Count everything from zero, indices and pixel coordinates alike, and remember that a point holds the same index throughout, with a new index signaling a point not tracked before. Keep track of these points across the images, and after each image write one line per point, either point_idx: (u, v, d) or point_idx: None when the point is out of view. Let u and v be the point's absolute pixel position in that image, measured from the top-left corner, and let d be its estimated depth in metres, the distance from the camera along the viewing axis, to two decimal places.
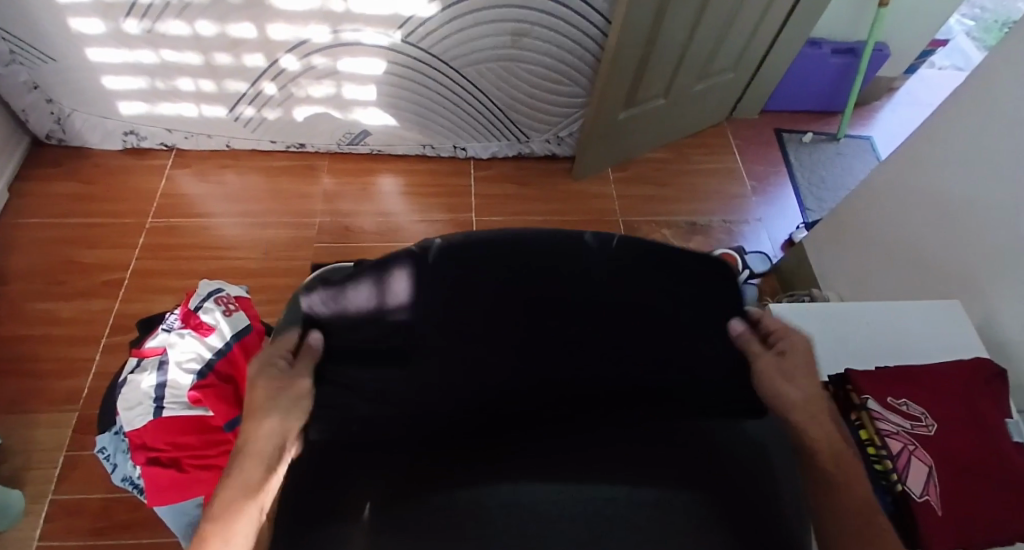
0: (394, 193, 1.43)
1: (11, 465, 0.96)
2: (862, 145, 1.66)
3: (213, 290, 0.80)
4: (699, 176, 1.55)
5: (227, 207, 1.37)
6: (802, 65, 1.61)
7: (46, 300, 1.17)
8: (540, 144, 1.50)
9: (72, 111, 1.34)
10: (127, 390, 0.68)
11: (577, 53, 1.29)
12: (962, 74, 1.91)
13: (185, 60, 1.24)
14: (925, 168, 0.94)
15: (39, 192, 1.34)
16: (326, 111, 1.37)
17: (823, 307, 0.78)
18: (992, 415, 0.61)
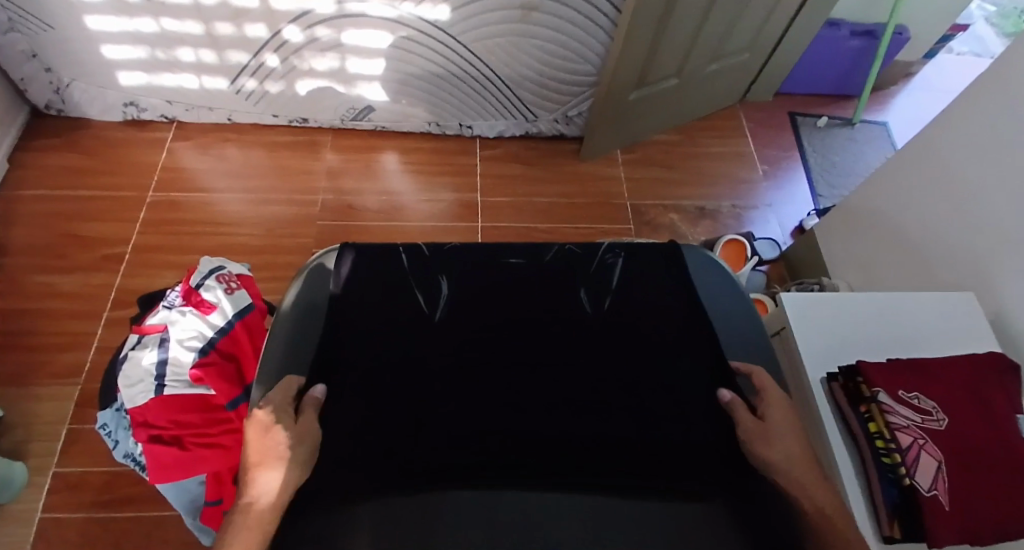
0: (398, 172, 1.41)
1: (15, 437, 0.97)
2: (877, 131, 1.62)
3: (215, 267, 0.79)
4: (709, 160, 1.52)
5: (229, 182, 1.35)
6: (820, 47, 1.56)
7: (46, 274, 1.17)
8: (548, 124, 1.47)
9: (71, 81, 1.31)
10: (128, 366, 0.68)
11: (589, 29, 1.25)
12: (981, 59, 1.86)
13: (185, 30, 1.20)
14: (943, 156, 0.91)
15: (39, 163, 1.32)
16: (329, 85, 1.34)
17: (834, 297, 0.76)
18: (1004, 411, 0.60)
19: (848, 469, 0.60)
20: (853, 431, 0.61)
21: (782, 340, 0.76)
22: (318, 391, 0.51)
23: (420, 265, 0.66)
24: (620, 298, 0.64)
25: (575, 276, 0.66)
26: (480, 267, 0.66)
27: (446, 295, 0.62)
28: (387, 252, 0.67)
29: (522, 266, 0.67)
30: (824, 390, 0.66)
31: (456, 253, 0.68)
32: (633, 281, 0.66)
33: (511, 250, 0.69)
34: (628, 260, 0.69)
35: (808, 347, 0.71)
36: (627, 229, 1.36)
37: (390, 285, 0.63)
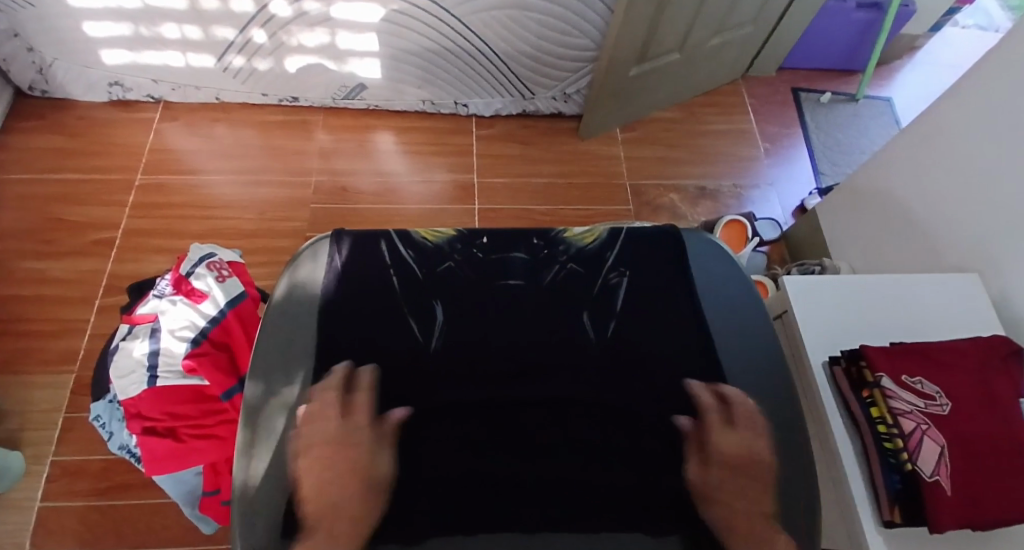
0: (392, 152, 1.38)
1: (10, 426, 0.96)
2: (880, 108, 1.59)
3: (206, 254, 0.77)
4: (710, 138, 1.48)
5: (219, 163, 1.31)
6: (826, 19, 1.51)
7: (36, 260, 1.14)
8: (546, 101, 1.43)
9: (53, 59, 1.26)
10: (119, 358, 0.67)
11: (588, 0, 1.20)
12: (989, 32, 1.81)
13: (168, 5, 1.15)
14: (951, 133, 0.88)
15: (23, 145, 1.28)
16: (320, 62, 1.29)
17: (837, 280, 0.75)
18: (1008, 396, 0.59)
19: (849, 453, 0.60)
20: (855, 417, 0.61)
21: (784, 324, 0.76)
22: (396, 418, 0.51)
23: (412, 288, 0.61)
24: (625, 325, 0.60)
25: (577, 299, 0.62)
26: (475, 292, 0.61)
27: (441, 326, 0.58)
28: (376, 272, 0.62)
29: (521, 289, 0.62)
30: (827, 375, 0.65)
31: (450, 276, 0.62)
32: (646, 304, 0.62)
33: (508, 270, 0.63)
34: (634, 282, 0.64)
35: (811, 331, 0.70)
36: (627, 210, 1.34)
37: (381, 311, 0.59)
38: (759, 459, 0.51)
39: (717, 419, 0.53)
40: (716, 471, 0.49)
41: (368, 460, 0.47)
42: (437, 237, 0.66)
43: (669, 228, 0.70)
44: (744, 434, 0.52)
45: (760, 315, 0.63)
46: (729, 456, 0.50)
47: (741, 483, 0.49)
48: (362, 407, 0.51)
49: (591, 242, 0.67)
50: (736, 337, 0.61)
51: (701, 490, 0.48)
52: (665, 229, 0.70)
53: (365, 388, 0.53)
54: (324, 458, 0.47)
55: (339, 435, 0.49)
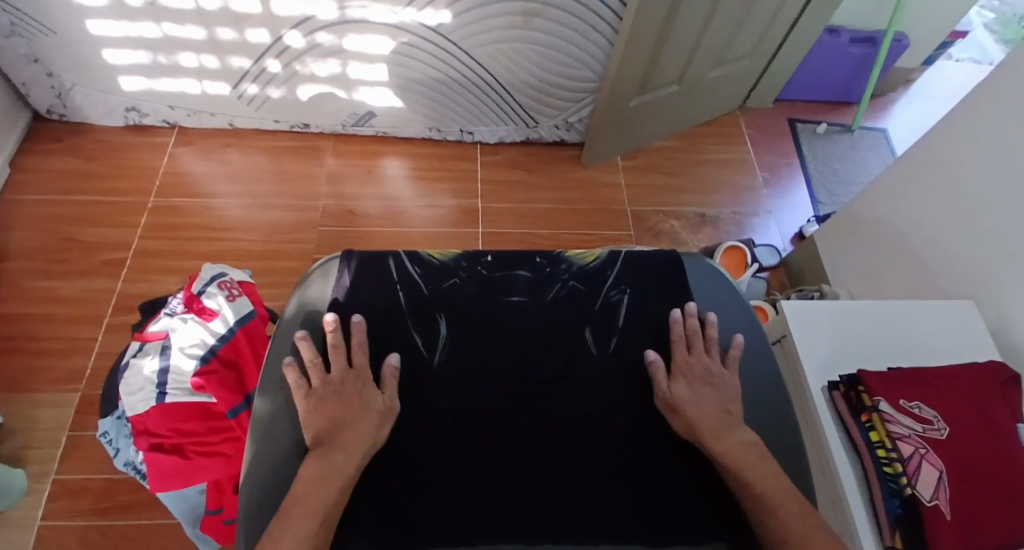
0: (399, 177, 1.41)
1: (14, 444, 0.96)
2: (877, 138, 1.63)
3: (217, 274, 0.79)
4: (710, 166, 1.52)
5: (230, 187, 1.35)
6: (819, 54, 1.56)
7: (48, 279, 1.16)
8: (549, 129, 1.47)
9: (73, 85, 1.31)
10: (129, 374, 0.68)
11: (588, 34, 1.25)
12: (981, 66, 1.86)
13: (187, 35, 1.20)
14: (944, 165, 0.91)
15: (41, 167, 1.32)
16: (331, 91, 1.34)
17: (834, 306, 0.76)
18: (1004, 421, 0.60)
19: (849, 479, 0.60)
20: (855, 441, 0.61)
21: (782, 349, 0.76)
22: (393, 359, 0.56)
23: (419, 304, 0.62)
24: (624, 340, 0.62)
25: (579, 314, 0.63)
26: (483, 307, 0.63)
27: (445, 340, 0.60)
28: (385, 288, 0.63)
29: (525, 305, 0.63)
30: (825, 399, 0.66)
31: (455, 292, 0.64)
32: (645, 318, 0.64)
33: (512, 287, 0.65)
34: (634, 299, 0.66)
35: (810, 356, 0.71)
36: (628, 236, 1.36)
37: (385, 324, 0.60)
38: (727, 382, 0.57)
39: (687, 346, 0.60)
40: (680, 383, 0.56)
41: (367, 398, 0.53)
42: (444, 255, 0.68)
43: (668, 253, 0.72)
44: (712, 361, 0.59)
45: (757, 334, 0.64)
46: (687, 369, 0.57)
47: (702, 389, 0.55)
48: (360, 355, 0.56)
49: (592, 260, 0.69)
50: (736, 356, 0.62)
51: (669, 400, 0.55)
52: (665, 253, 0.72)
53: (362, 337, 0.58)
54: (326, 401, 0.52)
55: (339, 379, 0.54)
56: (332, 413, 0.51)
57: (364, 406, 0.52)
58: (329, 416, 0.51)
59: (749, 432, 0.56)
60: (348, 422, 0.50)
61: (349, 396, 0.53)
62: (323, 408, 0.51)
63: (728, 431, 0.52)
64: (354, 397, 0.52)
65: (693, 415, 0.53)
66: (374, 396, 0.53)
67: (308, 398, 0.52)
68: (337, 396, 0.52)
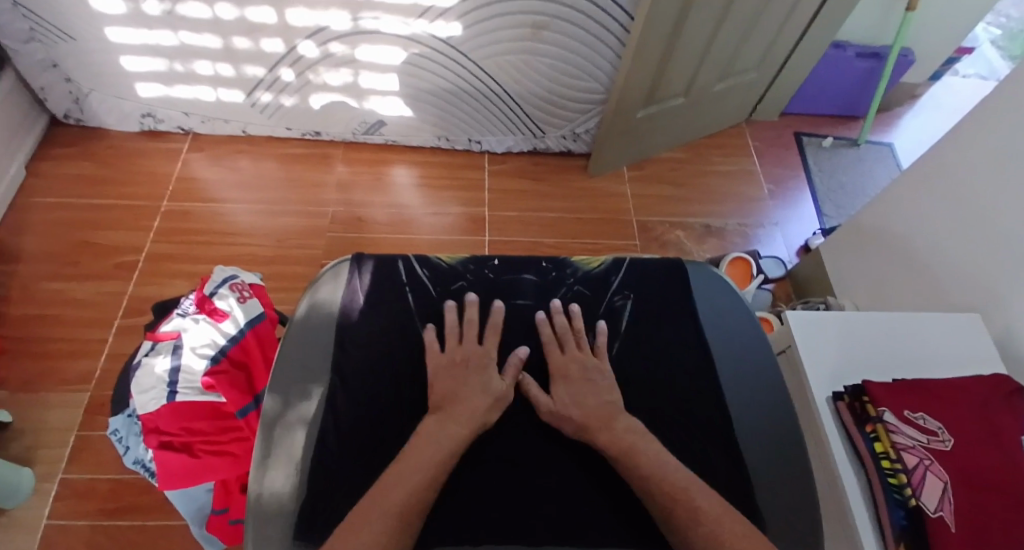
0: (408, 185, 1.43)
1: (23, 443, 0.98)
2: (883, 152, 1.63)
3: (229, 276, 0.80)
4: (716, 178, 1.53)
5: (241, 192, 1.37)
6: (825, 68, 1.57)
7: (61, 281, 1.18)
8: (556, 140, 1.49)
9: (90, 91, 1.34)
10: (141, 373, 0.69)
11: (596, 47, 1.26)
12: (988, 81, 1.87)
13: (204, 43, 1.23)
14: (950, 178, 0.91)
15: (57, 171, 1.35)
16: (342, 99, 1.36)
17: (838, 317, 0.76)
18: (1010, 434, 0.60)
19: (854, 490, 0.59)
20: (860, 451, 0.61)
21: (788, 359, 0.76)
22: (523, 351, 0.60)
23: (427, 307, 0.63)
24: (628, 345, 0.63)
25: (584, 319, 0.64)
26: (489, 310, 0.64)
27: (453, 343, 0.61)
28: (394, 290, 0.65)
29: (530, 308, 0.64)
30: (830, 410, 0.66)
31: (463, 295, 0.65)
32: (649, 322, 0.65)
33: (518, 292, 0.66)
34: (638, 305, 0.66)
35: (815, 366, 0.71)
36: (634, 246, 1.37)
37: (392, 327, 0.61)
38: (601, 370, 0.59)
39: (559, 346, 0.61)
40: (560, 389, 0.57)
41: (489, 377, 0.57)
42: (452, 259, 0.69)
43: (673, 260, 0.72)
44: (584, 354, 0.60)
45: (762, 342, 0.65)
46: (563, 371, 0.58)
47: (583, 392, 0.56)
48: (491, 336, 0.61)
49: (597, 266, 0.70)
50: (740, 363, 0.63)
51: (551, 409, 0.55)
52: (670, 261, 0.72)
53: (498, 321, 0.62)
54: (460, 370, 0.56)
55: (466, 352, 0.59)
56: (453, 382, 0.55)
57: (487, 383, 0.56)
58: (455, 385, 0.55)
59: (751, 441, 0.56)
60: (467, 395, 0.54)
61: (472, 370, 0.57)
62: (451, 374, 0.56)
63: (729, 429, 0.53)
64: (480, 375, 0.57)
65: (578, 416, 0.53)
66: (496, 380, 0.57)
67: (442, 358, 0.58)
68: (464, 368, 0.57)
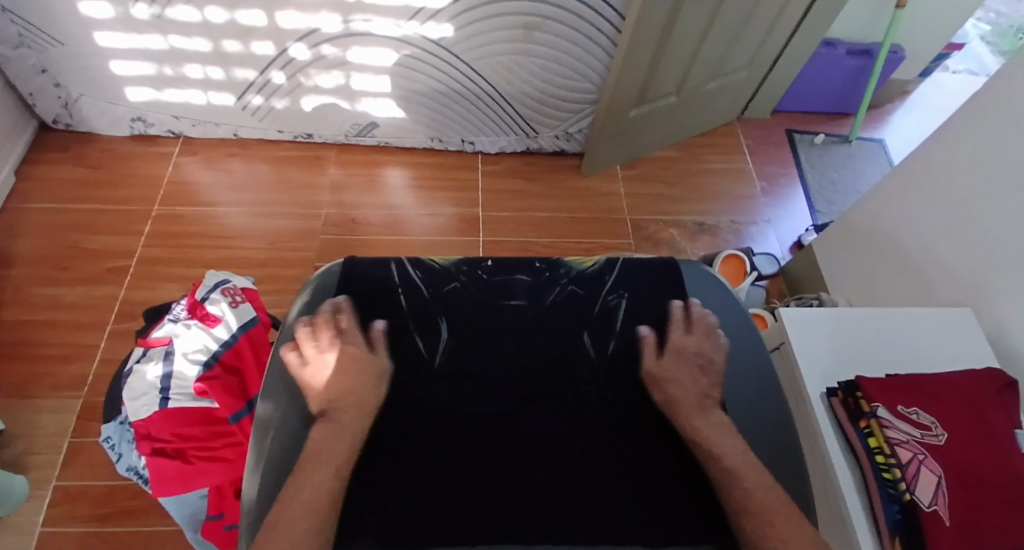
0: (401, 186, 1.43)
1: (15, 450, 0.97)
2: (874, 148, 1.64)
3: (220, 280, 0.79)
4: (708, 176, 1.53)
5: (233, 195, 1.36)
6: (817, 66, 1.58)
7: (52, 286, 1.17)
8: (549, 140, 1.49)
9: (79, 95, 1.33)
10: (132, 380, 0.68)
11: (588, 47, 1.27)
12: (978, 77, 1.88)
13: (194, 47, 1.22)
14: (940, 175, 0.92)
15: (46, 176, 1.34)
16: (334, 102, 1.36)
17: (831, 313, 0.77)
18: (1002, 427, 0.60)
19: (849, 486, 0.60)
20: (854, 447, 0.61)
21: (781, 356, 0.77)
22: (381, 324, 0.61)
23: (420, 307, 0.63)
24: (624, 345, 0.63)
25: (578, 318, 0.64)
26: (483, 310, 0.64)
27: (446, 343, 0.61)
28: (386, 291, 0.65)
29: (524, 308, 0.64)
30: (824, 405, 0.66)
31: (456, 296, 0.65)
32: (641, 319, 0.65)
33: (512, 291, 0.66)
34: (632, 304, 0.66)
35: (808, 362, 0.71)
36: (628, 244, 1.38)
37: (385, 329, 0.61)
38: (714, 360, 0.60)
39: (683, 326, 0.63)
40: (669, 360, 0.60)
41: (364, 364, 0.57)
42: (445, 261, 0.69)
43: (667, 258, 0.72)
44: (699, 343, 0.61)
45: (754, 339, 0.65)
46: (679, 348, 0.60)
47: (689, 370, 0.58)
48: (348, 329, 0.60)
49: (591, 265, 0.70)
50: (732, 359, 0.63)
51: (654, 374, 0.59)
52: (663, 260, 0.72)
53: (348, 317, 0.61)
54: (328, 370, 0.55)
55: (332, 347, 0.57)
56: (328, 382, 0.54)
57: (362, 370, 0.56)
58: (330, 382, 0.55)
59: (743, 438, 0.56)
60: (350, 387, 0.54)
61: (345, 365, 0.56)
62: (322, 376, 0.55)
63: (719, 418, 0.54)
64: (353, 360, 0.56)
65: (671, 391, 0.57)
66: (371, 359, 0.58)
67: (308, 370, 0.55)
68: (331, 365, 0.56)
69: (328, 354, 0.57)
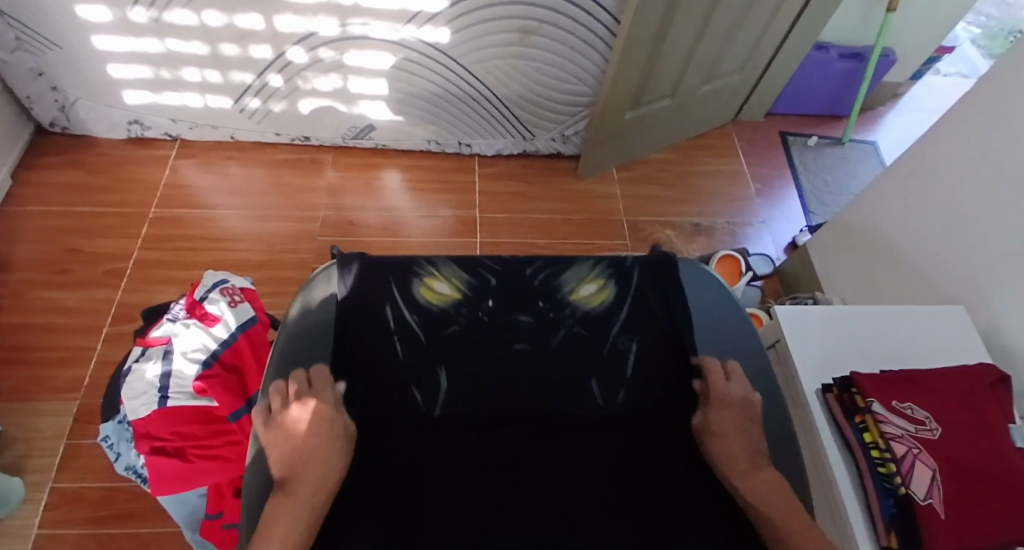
0: (398, 188, 1.43)
1: (11, 453, 0.96)
2: (867, 150, 1.66)
3: (219, 280, 0.80)
4: (703, 178, 1.55)
5: (231, 198, 1.36)
6: (809, 69, 1.60)
7: (49, 289, 1.17)
8: (546, 142, 1.50)
9: (76, 99, 1.33)
10: (132, 379, 0.68)
11: (584, 51, 1.28)
12: (968, 80, 1.91)
13: (191, 50, 1.23)
14: (932, 174, 0.93)
15: (43, 179, 1.34)
16: (332, 105, 1.37)
17: (825, 310, 0.78)
18: (996, 421, 0.61)
19: (844, 478, 0.60)
20: (849, 442, 0.62)
21: (776, 354, 0.77)
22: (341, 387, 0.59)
23: (417, 353, 0.65)
24: (633, 391, 0.65)
25: (585, 364, 0.67)
26: (491, 356, 0.66)
27: (447, 391, 0.63)
28: (383, 335, 0.66)
29: (527, 353, 0.67)
30: (820, 401, 0.67)
31: (459, 339, 0.67)
32: (647, 365, 0.67)
33: (516, 333, 0.68)
34: (640, 348, 0.68)
35: (803, 360, 0.72)
36: (624, 245, 1.39)
37: (385, 361, 0.64)
38: (752, 405, 0.60)
39: (723, 374, 0.63)
40: (716, 410, 0.59)
41: (330, 425, 0.54)
42: (441, 300, 0.70)
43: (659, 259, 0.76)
44: (743, 390, 0.61)
45: (750, 340, 0.68)
46: (725, 397, 0.60)
47: (737, 419, 0.58)
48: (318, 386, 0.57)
49: (597, 304, 0.72)
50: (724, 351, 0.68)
51: (703, 426, 0.59)
52: (647, 260, 0.76)
53: (320, 378, 0.59)
54: (291, 431, 0.53)
55: (298, 404, 0.54)
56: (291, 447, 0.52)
57: (328, 433, 0.53)
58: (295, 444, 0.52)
59: None
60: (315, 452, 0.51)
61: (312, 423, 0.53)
62: (285, 439, 0.52)
63: (756, 467, 0.54)
64: (318, 417, 0.53)
65: (721, 445, 0.57)
66: (335, 419, 0.55)
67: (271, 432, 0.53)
68: (293, 423, 0.53)
69: (290, 410, 0.54)
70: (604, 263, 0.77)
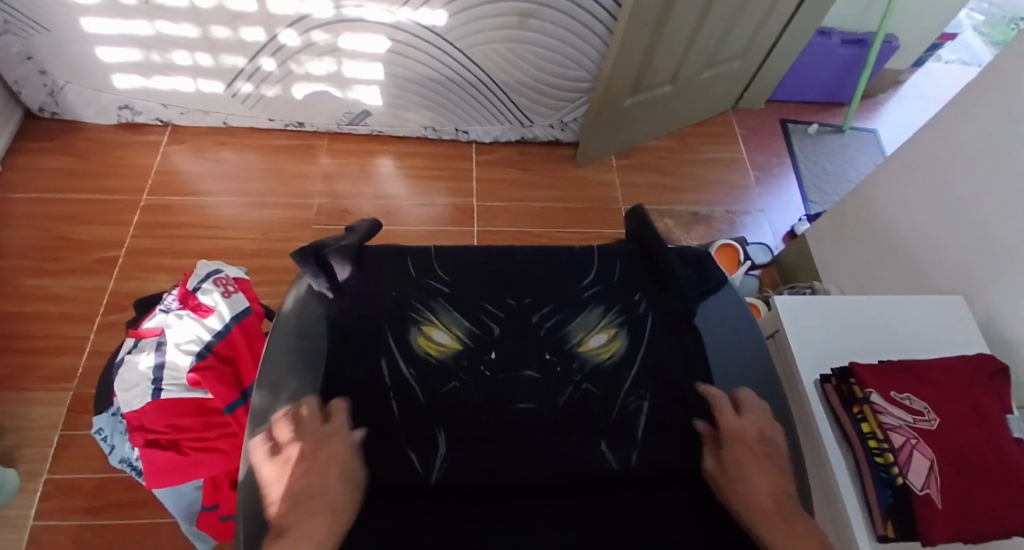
0: (394, 175, 1.41)
1: (5, 443, 0.95)
2: (867, 139, 1.65)
3: (212, 270, 0.78)
4: (702, 166, 1.53)
5: (224, 185, 1.34)
6: (811, 55, 1.58)
7: (40, 277, 1.15)
8: (544, 129, 1.48)
9: (65, 83, 1.30)
10: (125, 370, 0.68)
11: (584, 35, 1.25)
12: (970, 68, 1.89)
13: (181, 33, 1.19)
14: (933, 164, 0.92)
15: (31, 165, 1.31)
16: (325, 89, 1.34)
17: (825, 300, 0.77)
18: (993, 411, 0.61)
19: (841, 467, 0.60)
20: (847, 432, 0.62)
21: (775, 343, 0.77)
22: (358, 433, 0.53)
23: (413, 414, 0.57)
24: (647, 454, 0.56)
25: (595, 424, 0.58)
26: (488, 417, 0.57)
27: (443, 466, 0.53)
28: (374, 393, 0.58)
29: (532, 413, 0.58)
30: (817, 391, 0.67)
31: (455, 397, 0.59)
32: (666, 424, 0.59)
33: (520, 392, 0.60)
34: (654, 406, 0.60)
35: (803, 350, 0.72)
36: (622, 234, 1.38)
37: (375, 411, 0.56)
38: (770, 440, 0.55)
39: (733, 409, 0.58)
40: (732, 450, 0.53)
41: (346, 464, 0.49)
42: (440, 351, 0.62)
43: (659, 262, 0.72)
44: (754, 422, 0.57)
45: (754, 329, 0.67)
46: (740, 433, 0.55)
47: (754, 454, 0.53)
48: (337, 419, 0.53)
49: (608, 357, 0.64)
50: (728, 348, 0.66)
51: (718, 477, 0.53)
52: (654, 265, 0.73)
53: (339, 413, 0.54)
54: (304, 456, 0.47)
55: (316, 433, 0.50)
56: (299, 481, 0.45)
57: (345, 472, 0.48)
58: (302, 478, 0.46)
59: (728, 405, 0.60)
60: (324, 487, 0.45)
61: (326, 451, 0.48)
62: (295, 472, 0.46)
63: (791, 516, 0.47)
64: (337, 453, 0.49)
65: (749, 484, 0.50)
66: (352, 465, 0.50)
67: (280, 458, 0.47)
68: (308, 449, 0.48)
69: (307, 438, 0.49)
70: (615, 311, 0.68)
